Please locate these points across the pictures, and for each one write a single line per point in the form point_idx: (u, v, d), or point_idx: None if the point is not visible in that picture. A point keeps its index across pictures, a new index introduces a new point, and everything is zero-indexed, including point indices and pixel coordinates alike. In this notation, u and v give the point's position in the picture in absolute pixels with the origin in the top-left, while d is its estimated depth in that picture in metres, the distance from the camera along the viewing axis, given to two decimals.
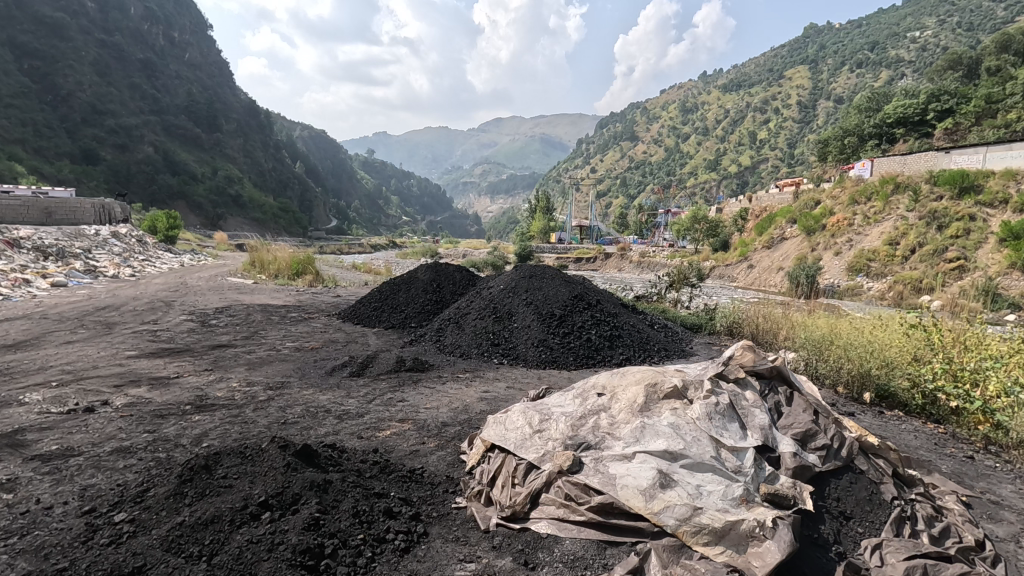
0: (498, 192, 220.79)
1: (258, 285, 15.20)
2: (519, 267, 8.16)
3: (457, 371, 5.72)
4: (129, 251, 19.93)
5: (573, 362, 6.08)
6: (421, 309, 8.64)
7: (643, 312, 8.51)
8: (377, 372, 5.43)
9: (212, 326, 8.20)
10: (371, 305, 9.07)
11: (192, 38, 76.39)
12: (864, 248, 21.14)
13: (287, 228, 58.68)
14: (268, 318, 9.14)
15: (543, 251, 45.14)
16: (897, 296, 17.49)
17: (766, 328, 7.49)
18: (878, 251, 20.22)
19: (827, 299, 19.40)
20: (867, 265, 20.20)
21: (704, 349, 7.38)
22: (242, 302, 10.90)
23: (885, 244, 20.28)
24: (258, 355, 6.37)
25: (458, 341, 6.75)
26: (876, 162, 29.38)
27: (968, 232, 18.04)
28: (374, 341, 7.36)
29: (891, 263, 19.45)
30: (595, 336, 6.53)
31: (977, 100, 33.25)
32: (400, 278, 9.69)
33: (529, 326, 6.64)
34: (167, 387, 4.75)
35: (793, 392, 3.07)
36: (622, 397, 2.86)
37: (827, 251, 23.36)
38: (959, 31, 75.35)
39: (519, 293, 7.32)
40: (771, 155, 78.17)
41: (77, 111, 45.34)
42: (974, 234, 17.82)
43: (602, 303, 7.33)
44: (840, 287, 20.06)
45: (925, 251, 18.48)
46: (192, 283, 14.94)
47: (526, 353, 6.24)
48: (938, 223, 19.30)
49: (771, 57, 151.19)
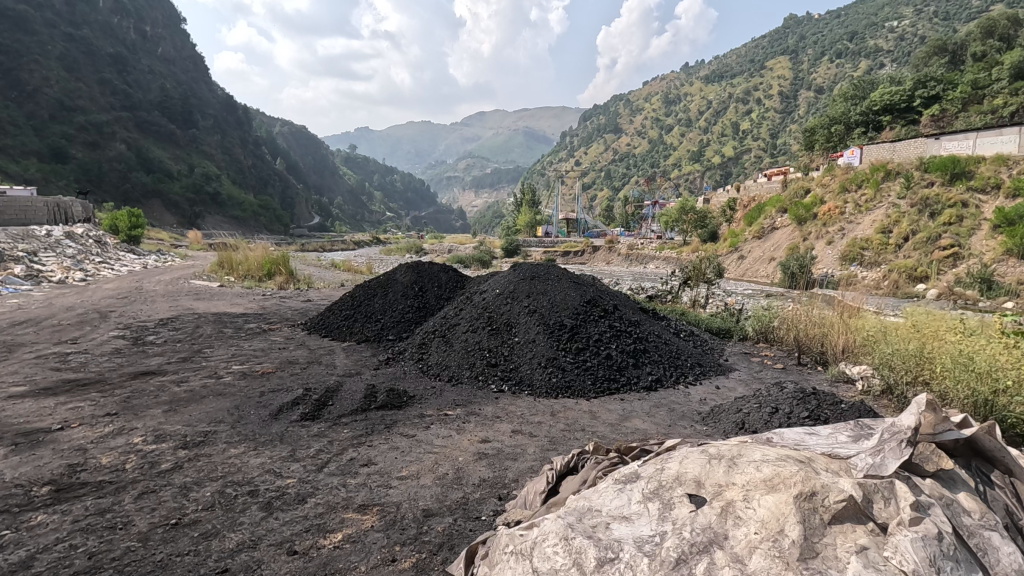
0: (482, 186, 218.41)
1: (222, 288, 13.74)
2: (516, 266, 6.89)
3: (446, 406, 4.41)
4: (85, 253, 18.26)
5: (591, 389, 4.78)
6: (400, 318, 7.26)
7: (664, 316, 7.23)
8: (339, 415, 4.04)
9: (144, 345, 6.68)
10: (341, 313, 7.80)
11: (165, 32, 73.66)
12: (856, 237, 20.09)
13: (267, 226, 56.73)
14: (218, 333, 7.65)
15: (530, 246, 43.80)
16: (891, 286, 16.51)
17: (813, 335, 6.26)
18: (871, 239, 19.20)
19: (821, 289, 18.46)
20: (860, 253, 19.21)
21: (743, 362, 6.12)
22: (195, 311, 9.44)
23: (877, 232, 19.25)
24: (191, 389, 4.91)
25: (445, 360, 5.45)
26: (865, 149, 28.06)
27: (961, 219, 17.11)
28: (342, 361, 6.02)
29: (885, 252, 18.39)
30: (616, 352, 5.27)
31: (963, 86, 32.71)
32: (375, 282, 8.34)
33: (534, 341, 5.33)
34: (29, 452, 3.32)
35: (1013, 483, 1.81)
36: (753, 518, 1.57)
37: (819, 240, 22.28)
38: (936, 20, 75.70)
39: (519, 298, 6.04)
40: (754, 146, 77.82)
41: (44, 108, 43.08)
42: (967, 221, 16.91)
43: (620, 309, 6.04)
44: (834, 276, 19.12)
45: (918, 239, 17.45)
46: (146, 289, 13.42)
47: (532, 377, 4.94)
48: (929, 210, 18.34)
49: (752, 49, 151.25)
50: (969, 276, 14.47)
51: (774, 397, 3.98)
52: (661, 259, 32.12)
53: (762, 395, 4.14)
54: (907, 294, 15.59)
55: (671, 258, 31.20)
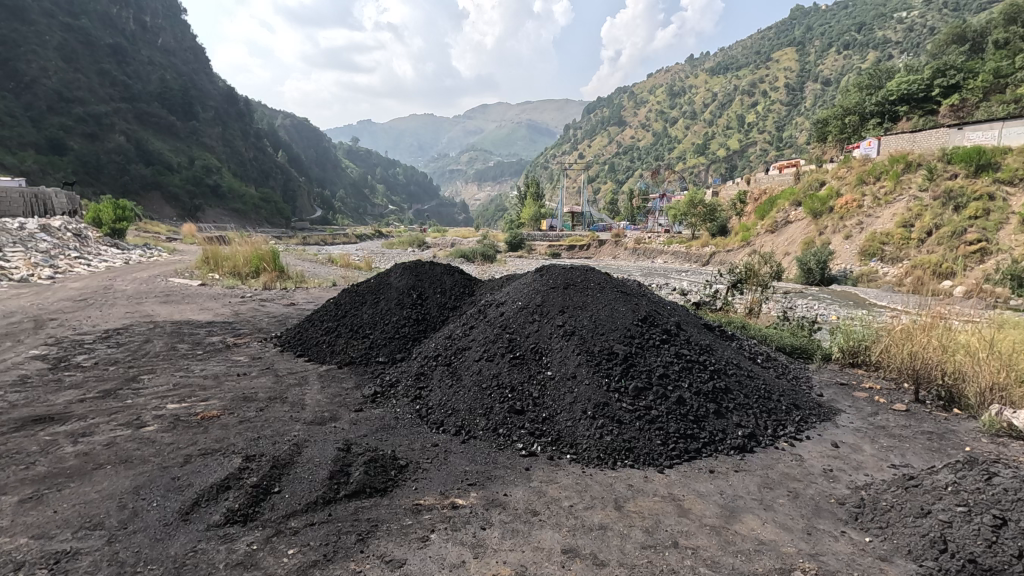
0: (484, 179, 216.33)
1: (200, 288, 12.36)
2: (543, 271, 5.42)
3: (453, 489, 2.93)
4: (60, 248, 16.84)
5: (663, 457, 3.31)
6: (394, 333, 5.77)
7: (730, 333, 5.74)
8: (290, 516, 2.56)
9: (62, 371, 5.14)
10: (323, 326, 6.34)
11: (164, 22, 71.89)
12: (875, 231, 18.53)
13: (268, 220, 55.45)
14: (170, 351, 6.14)
15: (534, 239, 42.28)
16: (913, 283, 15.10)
17: (935, 359, 4.77)
18: (891, 233, 17.66)
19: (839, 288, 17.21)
20: (880, 248, 17.71)
21: (846, 399, 4.60)
22: (154, 320, 7.93)
23: (898, 226, 17.67)
24: (85, 452, 3.37)
25: (453, 400, 4.01)
26: (883, 140, 25.78)
27: (988, 212, 15.47)
28: (315, 397, 4.54)
29: (907, 247, 16.90)
30: (692, 394, 3.80)
31: (985, 74, 30.81)
32: (364, 286, 6.88)
33: (575, 378, 3.87)
34: None
35: None
36: None
37: (836, 234, 20.66)
38: (946, 10, 73.31)
39: (552, 314, 4.58)
40: (760, 139, 76.06)
41: (42, 99, 41.32)
42: (994, 214, 15.24)
43: (684, 331, 4.55)
44: (853, 272, 17.73)
45: (942, 233, 15.87)
46: (116, 289, 12.00)
47: (579, 436, 3.48)
48: (953, 203, 16.62)
49: (758, 41, 148.40)
50: (1000, 273, 13.04)
51: (988, 495, 2.43)
52: (669, 254, 30.60)
53: (962, 488, 2.56)
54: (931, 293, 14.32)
55: (680, 253, 29.70)
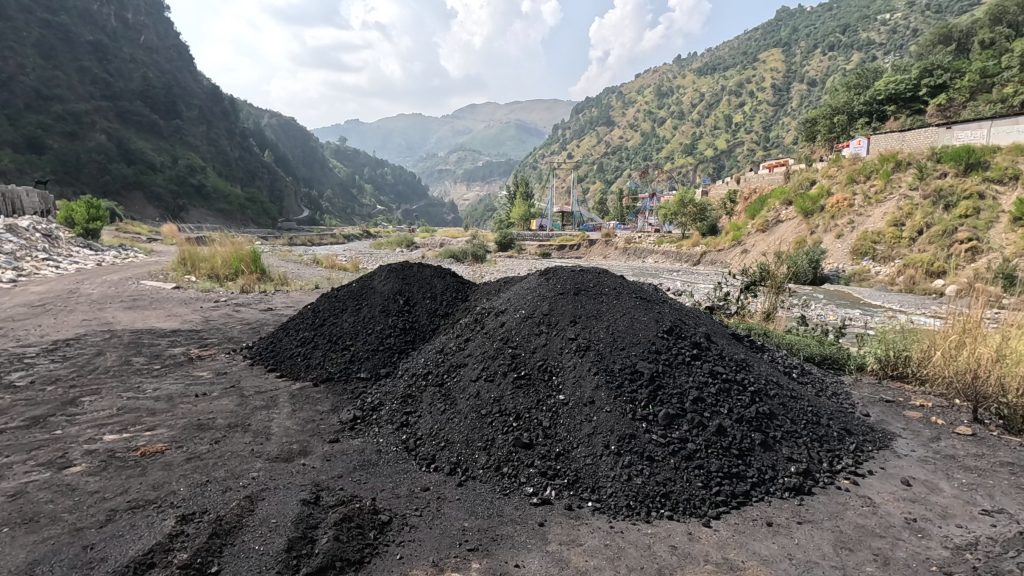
0: (472, 179, 215.38)
1: (173, 291, 11.58)
2: (548, 274, 4.78)
3: (450, 555, 2.28)
4: (26, 249, 15.87)
5: (706, 505, 2.66)
6: (377, 344, 5.10)
7: (757, 342, 5.14)
8: None
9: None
10: (297, 336, 5.64)
11: (146, 19, 70.27)
12: (867, 230, 18.14)
13: (253, 220, 54.29)
14: (123, 366, 5.37)
15: (523, 238, 41.68)
16: (908, 282, 14.72)
17: (997, 370, 4.17)
18: (883, 231, 17.28)
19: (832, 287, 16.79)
20: (872, 247, 17.28)
21: (898, 421, 4.01)
22: (113, 328, 7.15)
23: (889, 224, 17.27)
24: None
25: (445, 430, 3.35)
26: (872, 139, 25.34)
27: (978, 211, 15.00)
28: (283, 423, 3.85)
29: (899, 245, 16.47)
30: (734, 425, 3.16)
31: (971, 74, 30.72)
32: (345, 291, 6.19)
33: (593, 404, 3.22)
34: None
35: None
36: None
37: (827, 233, 20.26)
38: (928, 13, 74.02)
39: (560, 326, 3.93)
40: (746, 139, 76.10)
41: (19, 96, 39.93)
42: (984, 213, 14.78)
43: (715, 345, 3.92)
44: (845, 271, 17.33)
45: (933, 232, 15.36)
46: (82, 293, 11.17)
47: (600, 477, 2.82)
48: (943, 202, 16.18)
49: (744, 42, 149.10)
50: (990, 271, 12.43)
51: None
52: (659, 253, 30.17)
53: None
54: (925, 292, 13.94)
55: (670, 253, 29.27)
